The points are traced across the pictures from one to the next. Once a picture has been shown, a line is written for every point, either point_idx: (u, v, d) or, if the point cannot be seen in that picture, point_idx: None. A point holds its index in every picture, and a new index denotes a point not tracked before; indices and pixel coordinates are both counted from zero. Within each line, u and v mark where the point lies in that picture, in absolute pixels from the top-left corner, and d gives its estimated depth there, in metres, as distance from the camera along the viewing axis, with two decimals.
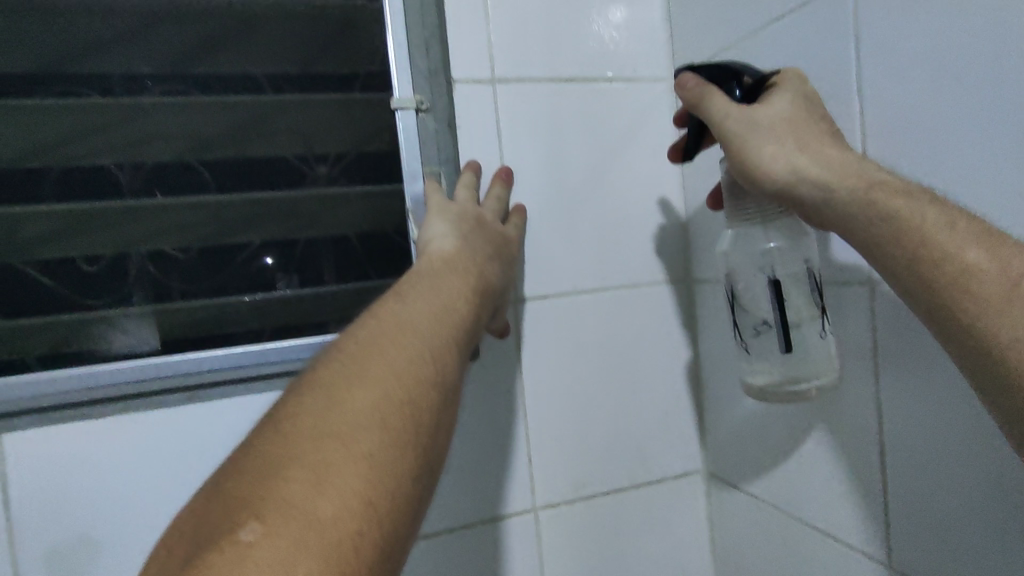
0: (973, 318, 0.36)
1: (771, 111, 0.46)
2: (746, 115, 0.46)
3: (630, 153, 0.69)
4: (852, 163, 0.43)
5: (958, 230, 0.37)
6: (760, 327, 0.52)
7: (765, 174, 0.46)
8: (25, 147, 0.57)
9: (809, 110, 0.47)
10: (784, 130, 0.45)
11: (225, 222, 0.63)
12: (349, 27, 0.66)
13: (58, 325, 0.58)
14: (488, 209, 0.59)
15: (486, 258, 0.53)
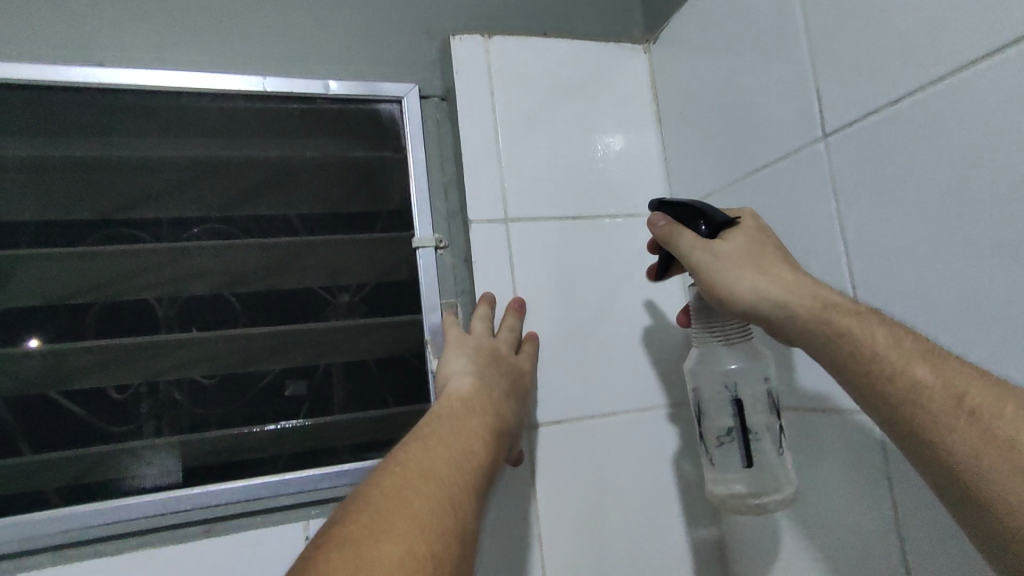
0: (924, 432, 0.38)
1: (732, 243, 0.50)
2: (711, 253, 0.50)
3: (634, 280, 0.73)
4: (808, 288, 0.46)
5: (904, 348, 0.40)
6: (723, 439, 0.57)
7: (732, 301, 0.49)
8: (75, 288, 0.62)
9: (764, 239, 0.51)
10: (746, 260, 0.49)
11: (253, 353, 0.66)
12: (376, 174, 0.73)
13: (82, 459, 0.60)
14: (502, 340, 0.63)
15: (501, 393, 0.56)
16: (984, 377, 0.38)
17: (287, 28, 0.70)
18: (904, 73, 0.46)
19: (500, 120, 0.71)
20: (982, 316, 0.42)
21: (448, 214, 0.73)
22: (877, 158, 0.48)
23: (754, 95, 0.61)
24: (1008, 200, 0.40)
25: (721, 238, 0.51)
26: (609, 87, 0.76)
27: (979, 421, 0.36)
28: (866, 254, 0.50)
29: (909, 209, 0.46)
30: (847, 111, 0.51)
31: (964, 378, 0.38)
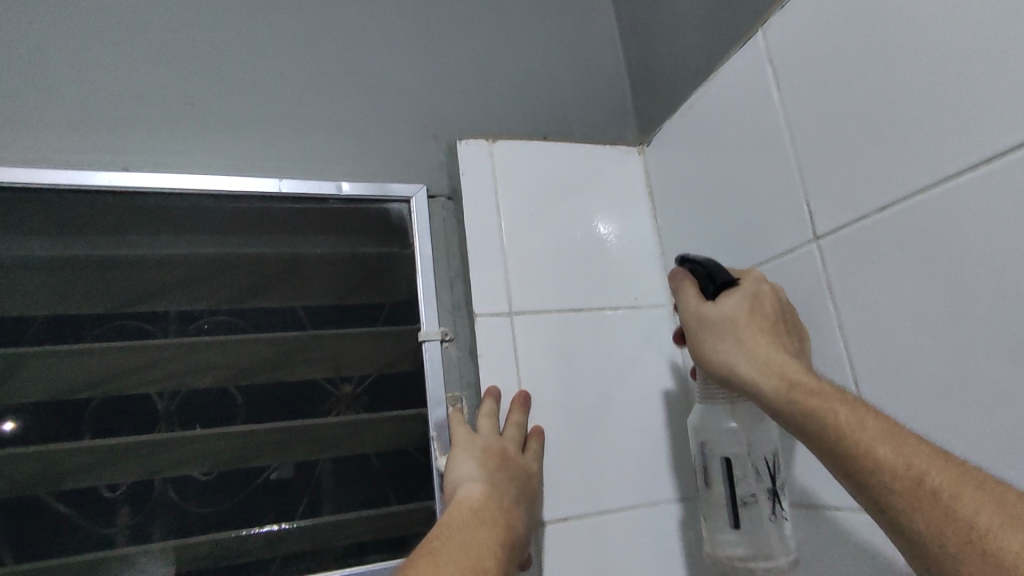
0: (894, 516, 0.38)
1: (720, 308, 0.52)
2: (699, 314, 0.53)
3: (637, 371, 0.74)
4: (784, 365, 0.46)
5: (866, 428, 0.40)
6: (715, 497, 0.59)
7: (711, 365, 0.51)
8: (77, 384, 0.61)
9: (760, 310, 0.51)
10: (728, 327, 0.51)
11: (253, 450, 0.65)
12: (384, 268, 0.75)
13: (71, 566, 0.58)
14: (509, 441, 0.63)
15: (510, 504, 0.55)
16: (945, 458, 0.38)
17: (304, 134, 0.74)
18: (887, 184, 0.49)
19: (504, 217, 0.75)
20: (986, 416, 0.43)
21: (454, 307, 0.74)
22: (869, 260, 0.51)
23: (746, 197, 0.64)
24: (999, 303, 0.42)
25: (714, 302, 0.53)
26: (607, 185, 0.81)
27: (944, 508, 0.36)
28: (865, 351, 0.52)
29: (905, 309, 0.48)
30: (836, 216, 0.54)
31: (927, 461, 0.37)
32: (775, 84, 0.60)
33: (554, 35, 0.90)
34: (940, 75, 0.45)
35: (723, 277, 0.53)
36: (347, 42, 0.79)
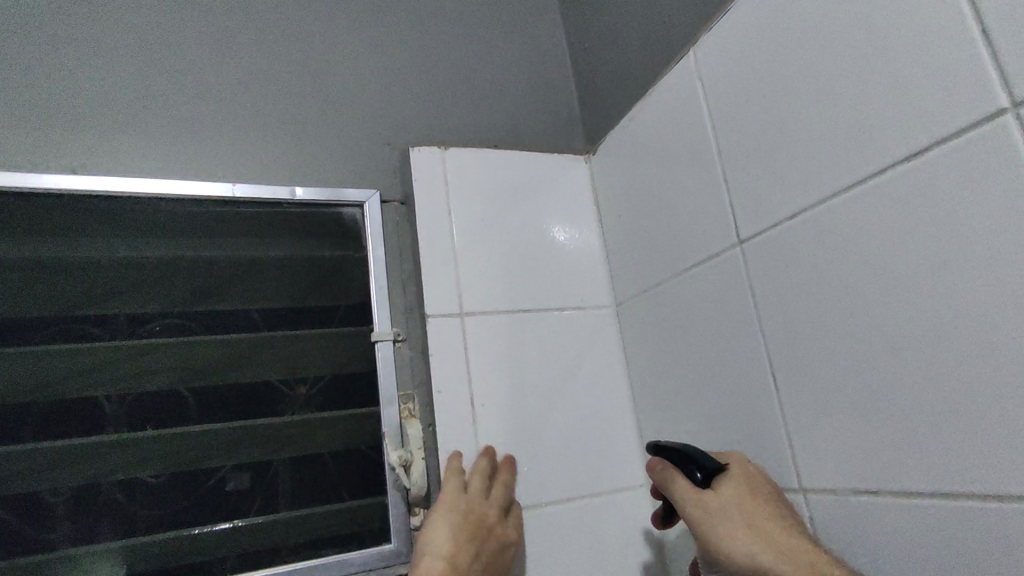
0: None
1: (722, 497, 0.52)
2: (703, 504, 0.52)
3: (583, 370, 0.77)
4: (803, 554, 0.46)
5: None
6: None
7: (731, 563, 0.49)
8: (21, 387, 0.61)
9: (759, 496, 0.52)
10: (737, 514, 0.51)
11: (205, 450, 0.66)
12: (337, 271, 0.76)
13: (17, 568, 0.57)
14: (478, 487, 0.65)
15: (472, 557, 0.59)
16: None
17: (259, 140, 0.75)
18: (800, 194, 0.54)
19: (455, 224, 0.77)
20: (881, 402, 0.48)
21: (406, 309, 0.76)
22: (785, 265, 0.56)
23: (680, 205, 0.69)
24: (890, 301, 0.47)
25: (713, 490, 0.53)
26: (554, 193, 0.84)
27: None
28: (783, 349, 0.56)
29: (815, 309, 0.53)
30: (757, 222, 0.59)
31: None
32: (705, 101, 0.65)
33: (506, 49, 0.93)
34: (841, 97, 0.50)
35: (715, 462, 0.53)
36: (304, 50, 0.81)
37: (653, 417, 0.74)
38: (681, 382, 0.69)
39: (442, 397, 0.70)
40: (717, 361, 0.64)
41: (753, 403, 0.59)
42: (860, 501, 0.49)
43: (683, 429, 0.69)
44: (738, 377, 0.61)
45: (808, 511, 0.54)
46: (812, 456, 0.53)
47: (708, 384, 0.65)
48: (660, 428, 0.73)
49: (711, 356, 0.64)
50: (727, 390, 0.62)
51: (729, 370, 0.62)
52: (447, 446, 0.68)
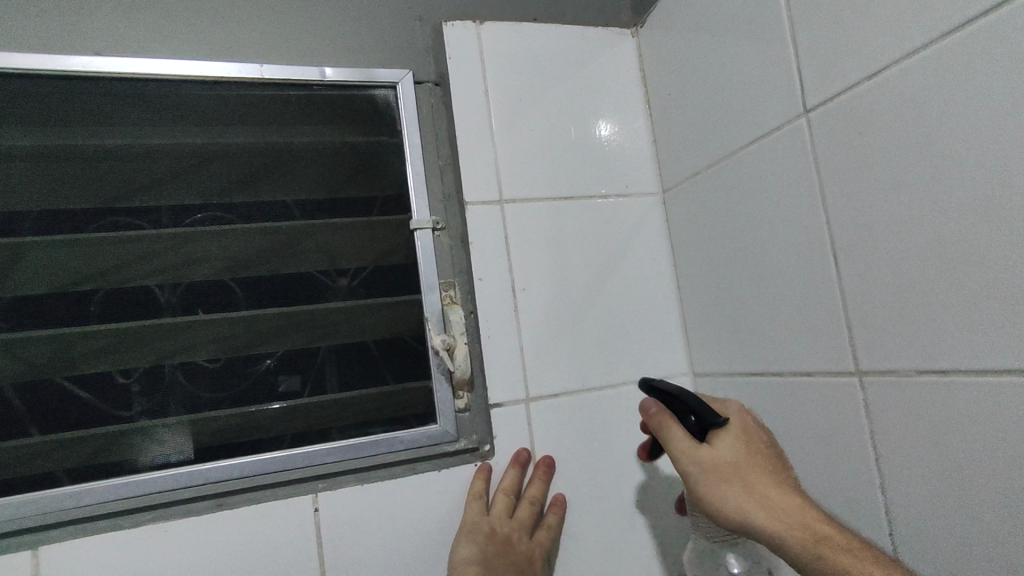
0: None
1: (717, 452, 0.50)
2: (696, 458, 0.51)
3: (626, 258, 0.75)
4: (797, 514, 0.46)
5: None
6: None
7: (722, 519, 0.49)
8: (81, 275, 0.63)
9: (754, 449, 0.51)
10: (728, 468, 0.50)
11: (257, 335, 0.68)
12: (373, 159, 0.74)
13: (97, 438, 0.61)
14: (512, 473, 0.66)
15: (509, 525, 0.62)
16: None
17: (283, 18, 0.71)
18: (875, 50, 0.48)
19: (492, 106, 0.73)
20: (953, 279, 0.44)
21: (444, 197, 0.74)
22: (855, 133, 0.51)
23: (737, 76, 0.63)
24: (977, 165, 0.42)
25: (708, 443, 0.52)
26: (597, 71, 0.78)
27: None
28: (847, 226, 0.52)
29: (887, 181, 0.48)
30: (826, 87, 0.53)
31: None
32: None
33: None
34: None
35: (715, 418, 0.51)
36: None
37: (701, 305, 0.72)
38: (731, 268, 0.67)
39: (483, 285, 0.69)
40: (773, 243, 0.60)
41: (810, 285, 0.56)
42: (920, 381, 0.47)
43: (733, 314, 0.67)
44: (795, 258, 0.58)
45: (862, 392, 0.52)
46: (871, 336, 0.51)
47: (763, 267, 0.62)
48: (707, 315, 0.72)
49: (766, 237, 0.61)
50: (781, 272, 0.60)
51: (784, 252, 0.59)
52: (489, 332, 0.69)
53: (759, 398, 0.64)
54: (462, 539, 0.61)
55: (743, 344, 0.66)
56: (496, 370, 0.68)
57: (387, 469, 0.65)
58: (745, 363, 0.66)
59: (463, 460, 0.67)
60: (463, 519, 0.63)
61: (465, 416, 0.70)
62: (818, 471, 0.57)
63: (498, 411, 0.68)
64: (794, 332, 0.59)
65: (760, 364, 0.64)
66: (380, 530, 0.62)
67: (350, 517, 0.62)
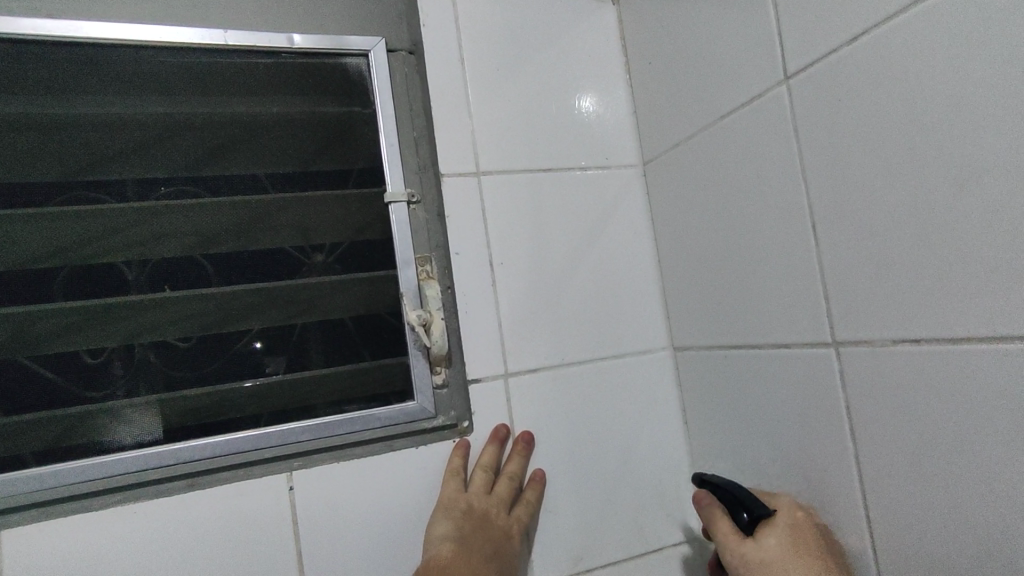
0: None
1: (763, 545, 0.53)
2: (740, 549, 0.54)
3: (607, 232, 0.74)
4: None
5: None
6: None
7: None
8: (41, 252, 0.61)
9: (805, 547, 0.52)
10: (775, 561, 0.52)
11: (228, 312, 0.66)
12: (346, 131, 0.72)
13: (62, 419, 0.59)
14: (492, 451, 0.65)
15: (488, 500, 0.62)
16: None
17: None
18: (856, 13, 0.47)
19: (468, 75, 0.71)
20: (930, 246, 0.44)
21: (419, 168, 0.71)
22: (835, 100, 0.50)
23: (718, 44, 0.62)
24: (956, 129, 0.41)
25: (755, 538, 0.54)
26: (577, 40, 0.76)
27: None
28: (826, 197, 0.51)
29: (868, 148, 0.47)
30: (806, 53, 0.52)
31: None
32: None
33: None
34: None
35: (758, 510, 0.55)
36: None
37: (682, 280, 0.72)
38: (712, 242, 0.66)
39: (460, 259, 0.68)
40: (752, 217, 0.60)
41: (789, 257, 0.56)
42: (893, 351, 0.47)
43: (712, 289, 0.67)
44: (774, 231, 0.57)
45: (839, 363, 0.52)
46: (849, 308, 0.50)
47: (743, 240, 0.61)
48: (686, 289, 0.71)
49: (745, 210, 0.60)
50: (760, 245, 0.59)
51: (763, 224, 0.58)
52: (466, 307, 0.67)
53: (738, 373, 0.64)
54: (439, 517, 0.61)
55: (722, 318, 0.66)
56: (474, 345, 0.67)
57: (363, 446, 0.64)
58: (725, 337, 0.65)
59: (441, 437, 0.66)
60: (440, 498, 0.63)
61: (443, 392, 0.68)
62: (794, 443, 0.57)
63: (477, 387, 0.67)
64: (773, 305, 0.58)
65: (738, 338, 0.63)
66: (356, 508, 0.61)
67: (325, 495, 0.61)
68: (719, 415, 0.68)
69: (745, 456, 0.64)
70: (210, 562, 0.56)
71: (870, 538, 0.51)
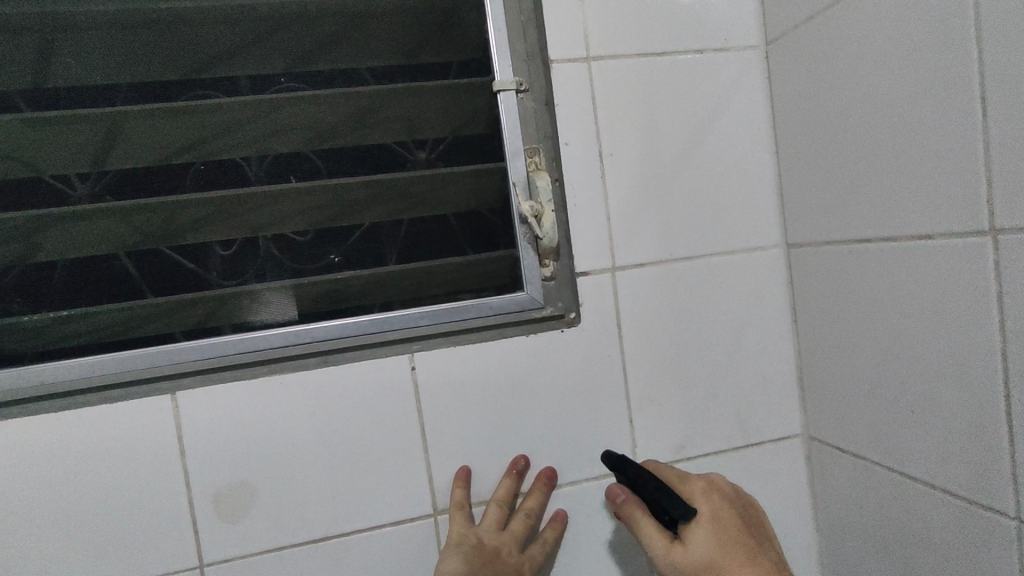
0: None
1: (692, 547, 0.52)
2: (669, 552, 0.53)
3: (722, 121, 0.70)
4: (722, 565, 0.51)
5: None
6: None
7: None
8: (175, 147, 0.65)
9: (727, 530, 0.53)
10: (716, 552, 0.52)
11: (346, 204, 0.68)
12: (451, 17, 0.69)
13: (211, 300, 0.65)
14: (536, 500, 0.64)
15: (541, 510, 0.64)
16: None
17: None
18: None
19: None
20: None
21: (527, 56, 0.68)
22: None
23: None
24: None
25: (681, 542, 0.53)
26: None
27: None
28: (1003, 64, 0.45)
29: None
30: None
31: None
32: None
33: None
34: None
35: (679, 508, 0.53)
36: None
37: (804, 173, 0.67)
38: (843, 128, 0.61)
39: (569, 150, 0.66)
40: (897, 95, 0.54)
41: (939, 140, 0.51)
42: None
43: (840, 179, 0.62)
44: (925, 107, 0.52)
45: (995, 252, 0.48)
46: (1014, 189, 0.46)
47: (882, 123, 0.56)
48: (807, 181, 0.67)
49: (890, 86, 0.55)
50: (906, 126, 0.54)
51: (912, 101, 0.53)
52: (575, 201, 0.67)
53: (864, 268, 0.60)
54: (448, 553, 0.60)
55: (848, 209, 0.62)
56: (582, 238, 0.67)
57: (478, 333, 0.66)
58: (852, 231, 0.61)
59: (549, 326, 0.67)
60: (489, 517, 0.63)
61: (550, 285, 0.69)
62: (924, 340, 0.55)
63: (585, 279, 0.67)
64: (916, 192, 0.54)
65: (867, 230, 0.60)
66: (471, 390, 0.65)
67: (443, 375, 0.64)
68: (836, 313, 0.65)
69: (863, 354, 0.62)
70: (344, 429, 0.62)
71: (1007, 436, 0.49)
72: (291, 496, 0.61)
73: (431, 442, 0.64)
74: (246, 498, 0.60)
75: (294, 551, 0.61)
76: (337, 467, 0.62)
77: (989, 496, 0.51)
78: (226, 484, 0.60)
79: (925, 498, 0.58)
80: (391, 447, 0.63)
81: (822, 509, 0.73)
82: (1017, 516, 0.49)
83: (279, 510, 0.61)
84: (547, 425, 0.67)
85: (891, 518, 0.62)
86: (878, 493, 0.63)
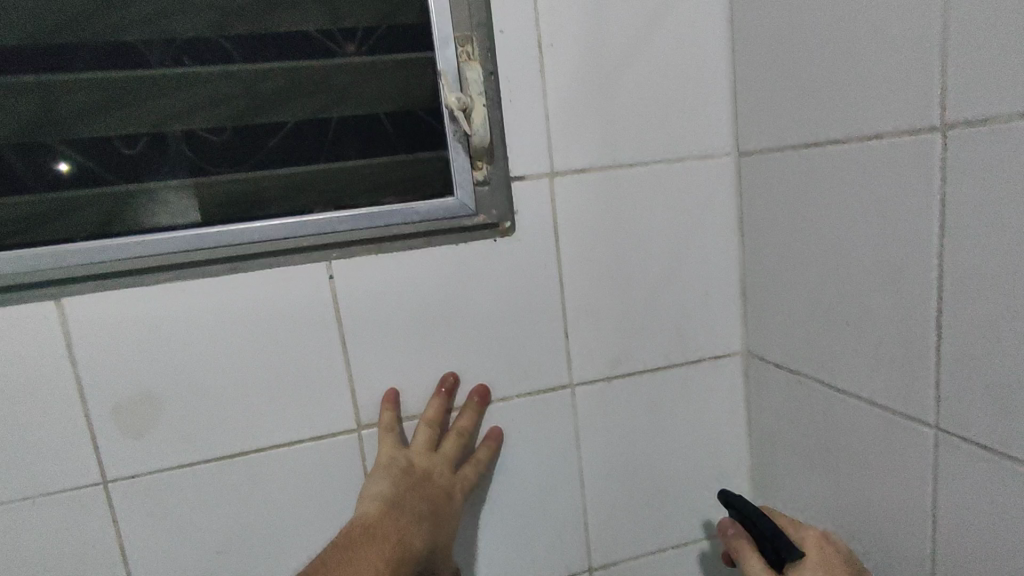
0: None
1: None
2: None
3: (675, 12, 0.64)
4: None
5: None
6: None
7: None
8: (57, 22, 0.56)
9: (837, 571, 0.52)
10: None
11: (258, 96, 0.61)
12: None
13: (106, 198, 0.59)
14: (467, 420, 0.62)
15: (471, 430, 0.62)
16: None
17: None
18: None
19: None
20: None
21: None
22: None
23: None
24: None
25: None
26: None
27: None
28: None
29: None
30: None
31: None
32: None
33: None
34: None
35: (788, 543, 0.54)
36: None
37: (759, 73, 0.63)
38: (801, 18, 0.55)
39: (504, 39, 0.60)
40: None
41: (898, 26, 0.46)
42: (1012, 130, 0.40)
43: (794, 78, 0.58)
44: None
45: (941, 149, 0.45)
46: (972, 78, 0.42)
47: (841, 10, 0.51)
48: (762, 81, 0.62)
49: None
50: (865, 11, 0.49)
51: None
52: (510, 98, 0.61)
53: (811, 174, 0.57)
54: (375, 477, 0.58)
55: (800, 111, 0.58)
56: (517, 140, 0.62)
57: (404, 240, 0.61)
58: (802, 135, 0.58)
59: (482, 234, 0.63)
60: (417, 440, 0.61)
61: (483, 190, 0.63)
62: (866, 249, 0.52)
63: (521, 184, 0.63)
64: (870, 87, 0.50)
65: (817, 133, 0.56)
66: (397, 301, 0.61)
67: (365, 285, 0.60)
68: (782, 224, 0.63)
69: (806, 265, 0.60)
70: (259, 341, 0.58)
71: (936, 345, 0.47)
72: (200, 411, 0.58)
73: (353, 355, 0.61)
74: (149, 411, 0.57)
75: (206, 466, 0.58)
76: (250, 380, 0.58)
77: (913, 405, 0.50)
78: (125, 396, 0.56)
79: (852, 409, 0.57)
80: (310, 360, 0.60)
81: (756, 425, 0.73)
82: (936, 425, 0.49)
83: (188, 424, 0.57)
84: (478, 339, 0.64)
85: (819, 431, 0.62)
86: (808, 407, 0.63)
